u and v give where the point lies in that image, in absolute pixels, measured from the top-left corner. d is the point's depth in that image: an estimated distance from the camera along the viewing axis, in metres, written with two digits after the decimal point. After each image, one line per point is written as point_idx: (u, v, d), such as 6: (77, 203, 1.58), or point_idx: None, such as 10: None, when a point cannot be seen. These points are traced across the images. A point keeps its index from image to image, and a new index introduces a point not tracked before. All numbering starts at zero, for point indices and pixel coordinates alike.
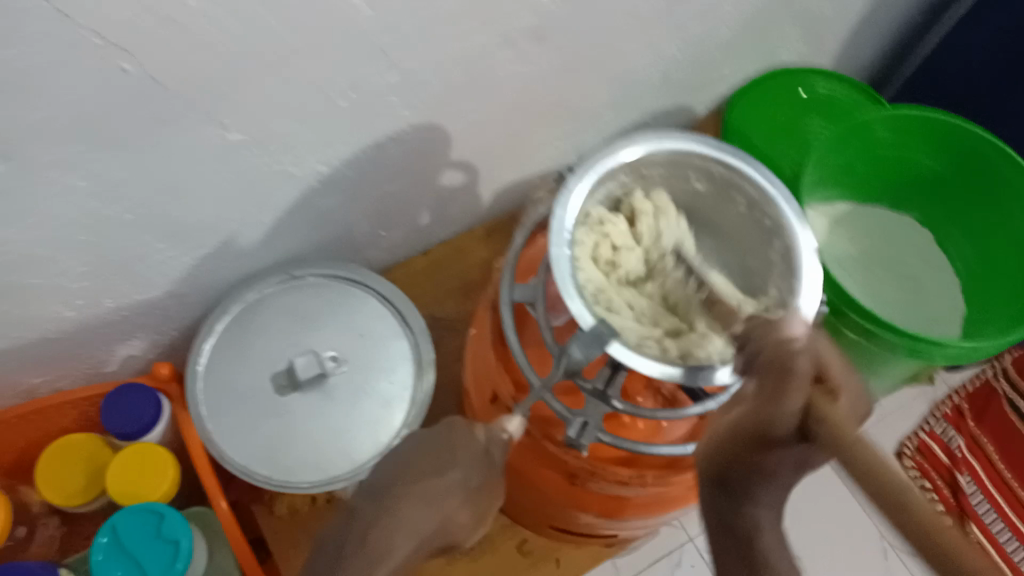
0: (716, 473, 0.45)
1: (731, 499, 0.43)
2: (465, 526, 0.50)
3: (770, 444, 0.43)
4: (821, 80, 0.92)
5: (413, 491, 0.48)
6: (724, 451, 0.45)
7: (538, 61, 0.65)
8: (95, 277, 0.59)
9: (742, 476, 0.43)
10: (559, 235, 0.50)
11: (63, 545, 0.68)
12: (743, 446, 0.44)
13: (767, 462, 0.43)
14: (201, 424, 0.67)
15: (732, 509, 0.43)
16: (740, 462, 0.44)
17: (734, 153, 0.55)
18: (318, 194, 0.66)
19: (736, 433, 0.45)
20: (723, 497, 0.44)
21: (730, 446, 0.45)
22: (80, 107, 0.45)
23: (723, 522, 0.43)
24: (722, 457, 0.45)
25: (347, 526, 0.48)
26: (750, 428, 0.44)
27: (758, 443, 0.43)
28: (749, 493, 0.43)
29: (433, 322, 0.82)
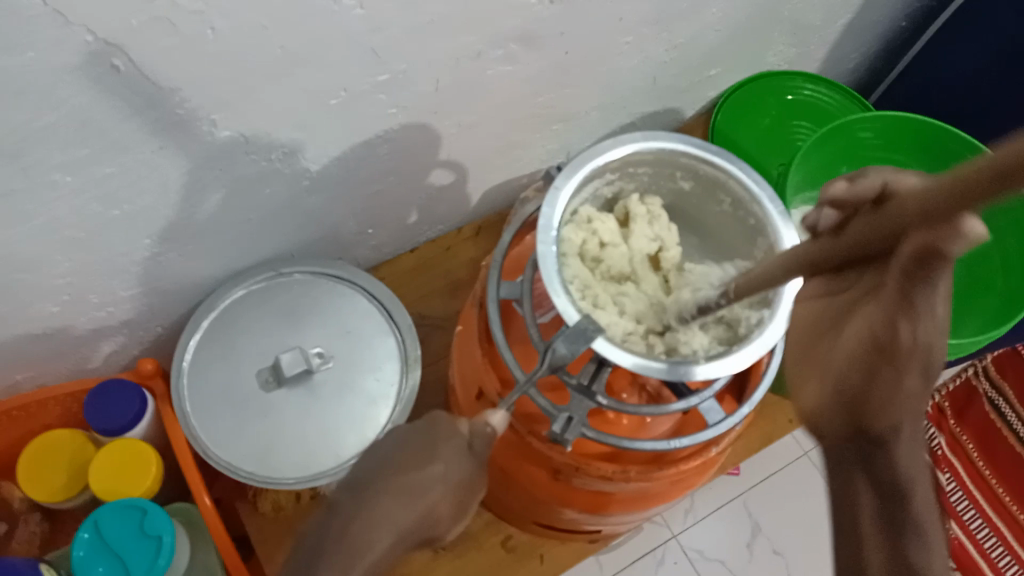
0: (831, 422, 0.42)
1: (847, 452, 0.42)
2: (446, 521, 0.49)
3: (884, 398, 0.41)
4: (807, 83, 0.93)
5: (396, 485, 0.48)
6: (836, 399, 0.43)
7: (527, 62, 0.65)
8: (80, 274, 0.59)
9: (863, 428, 0.41)
10: (545, 232, 0.51)
11: (45, 542, 0.67)
12: (858, 396, 0.42)
13: (889, 415, 0.41)
14: (186, 420, 0.67)
15: (871, 462, 0.41)
16: (866, 412, 0.41)
17: (719, 152, 0.56)
18: (307, 192, 0.66)
19: (848, 375, 0.42)
20: (845, 450, 0.42)
21: (840, 395, 0.42)
22: (68, 104, 0.45)
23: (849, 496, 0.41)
24: (835, 409, 0.42)
25: (329, 521, 0.48)
26: (860, 374, 0.42)
27: (879, 391, 0.41)
28: (878, 447, 0.41)
29: (420, 320, 0.82)
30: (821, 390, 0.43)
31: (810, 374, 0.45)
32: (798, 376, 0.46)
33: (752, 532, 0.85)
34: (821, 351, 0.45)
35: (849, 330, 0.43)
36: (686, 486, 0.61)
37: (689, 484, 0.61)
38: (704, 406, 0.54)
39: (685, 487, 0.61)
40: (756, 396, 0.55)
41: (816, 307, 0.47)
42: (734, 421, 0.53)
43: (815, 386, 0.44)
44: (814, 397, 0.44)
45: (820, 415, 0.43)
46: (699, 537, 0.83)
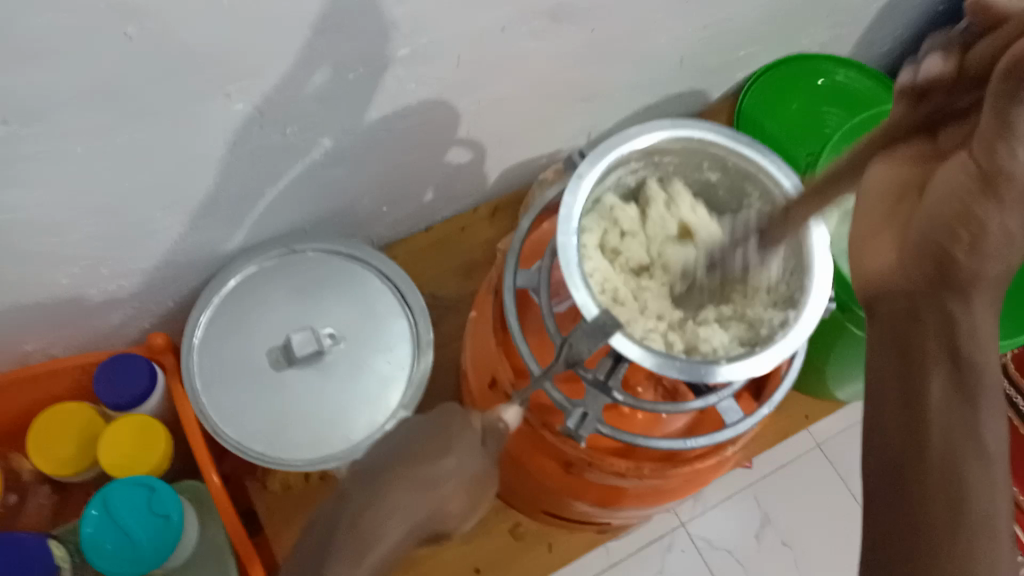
0: (919, 285, 0.39)
1: (908, 322, 0.39)
2: (458, 516, 0.49)
3: (964, 263, 0.38)
4: (840, 68, 0.90)
5: (406, 474, 0.48)
6: (908, 262, 0.40)
7: (552, 40, 0.63)
8: (93, 244, 0.58)
9: (941, 288, 0.38)
10: (566, 222, 0.49)
11: (55, 512, 0.67)
12: (937, 245, 0.38)
13: (982, 271, 0.38)
14: (196, 397, 0.66)
15: (924, 355, 0.38)
16: (953, 276, 0.38)
17: (750, 143, 0.54)
18: (323, 167, 0.64)
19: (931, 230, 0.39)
20: (905, 326, 0.39)
21: (913, 254, 0.40)
22: (81, 71, 0.44)
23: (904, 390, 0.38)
24: (914, 277, 0.39)
25: (339, 509, 0.48)
26: (941, 233, 0.38)
27: (963, 241, 0.37)
28: (951, 310, 0.38)
29: (433, 301, 0.81)
30: (919, 234, 0.39)
31: (881, 228, 0.43)
32: (866, 232, 0.44)
33: (763, 522, 0.83)
34: (909, 206, 0.42)
35: (943, 176, 0.39)
36: (699, 484, 0.60)
37: (702, 482, 0.60)
38: (722, 405, 0.53)
39: (698, 485, 0.60)
40: (775, 398, 0.53)
41: (892, 172, 0.43)
42: (753, 422, 0.52)
43: (892, 254, 0.41)
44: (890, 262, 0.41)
45: (901, 267, 0.40)
46: (708, 526, 0.82)
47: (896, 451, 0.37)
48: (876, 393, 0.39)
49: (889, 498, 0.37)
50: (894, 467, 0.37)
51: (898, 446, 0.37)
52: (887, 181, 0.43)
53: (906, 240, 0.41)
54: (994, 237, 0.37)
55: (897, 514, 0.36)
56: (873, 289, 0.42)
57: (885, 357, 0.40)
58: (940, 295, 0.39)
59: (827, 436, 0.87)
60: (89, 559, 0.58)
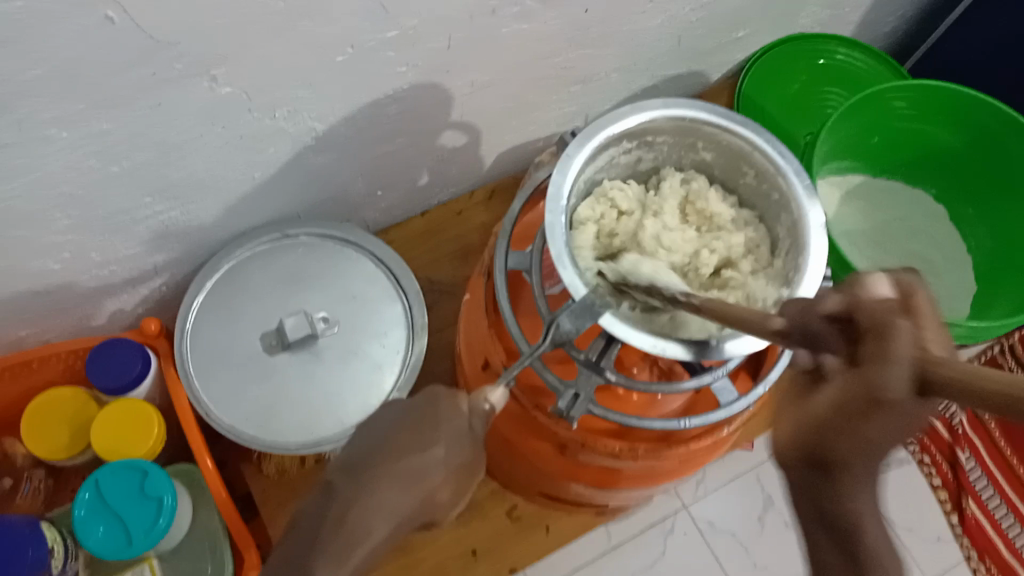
0: (791, 471, 0.32)
1: (815, 502, 0.32)
2: (446, 505, 0.48)
3: (863, 429, 0.28)
4: (840, 47, 0.89)
5: (393, 465, 0.46)
6: (802, 441, 0.31)
7: (545, 20, 0.62)
8: (81, 231, 0.58)
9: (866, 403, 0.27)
10: (555, 201, 0.48)
11: (48, 500, 0.67)
12: (818, 445, 0.30)
13: (851, 460, 0.30)
14: (189, 381, 0.66)
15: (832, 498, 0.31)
16: (837, 445, 0.29)
17: (744, 122, 0.53)
18: (312, 152, 0.64)
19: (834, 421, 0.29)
20: (815, 489, 0.31)
21: (838, 409, 0.28)
22: (54, 56, 0.43)
23: (818, 501, 0.31)
24: (789, 453, 0.31)
25: (327, 499, 0.47)
26: (826, 410, 0.29)
27: (849, 440, 0.29)
28: (841, 490, 0.31)
29: (429, 286, 0.81)
30: (782, 441, 0.32)
31: (781, 415, 0.32)
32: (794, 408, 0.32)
33: (765, 505, 0.82)
34: (798, 404, 0.31)
35: (815, 404, 0.29)
36: (695, 465, 0.60)
37: (699, 462, 0.60)
38: (717, 385, 0.52)
39: (695, 466, 0.60)
40: (771, 376, 0.53)
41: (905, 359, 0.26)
42: (748, 402, 0.52)
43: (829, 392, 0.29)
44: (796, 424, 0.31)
45: (785, 468, 0.32)
46: (711, 509, 0.81)
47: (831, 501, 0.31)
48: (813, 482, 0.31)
49: (810, 517, 0.32)
50: (826, 516, 0.32)
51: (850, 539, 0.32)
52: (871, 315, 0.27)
53: (790, 426, 0.31)
54: (879, 427, 0.27)
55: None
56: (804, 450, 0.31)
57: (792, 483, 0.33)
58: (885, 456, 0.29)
59: None
60: (80, 542, 0.58)
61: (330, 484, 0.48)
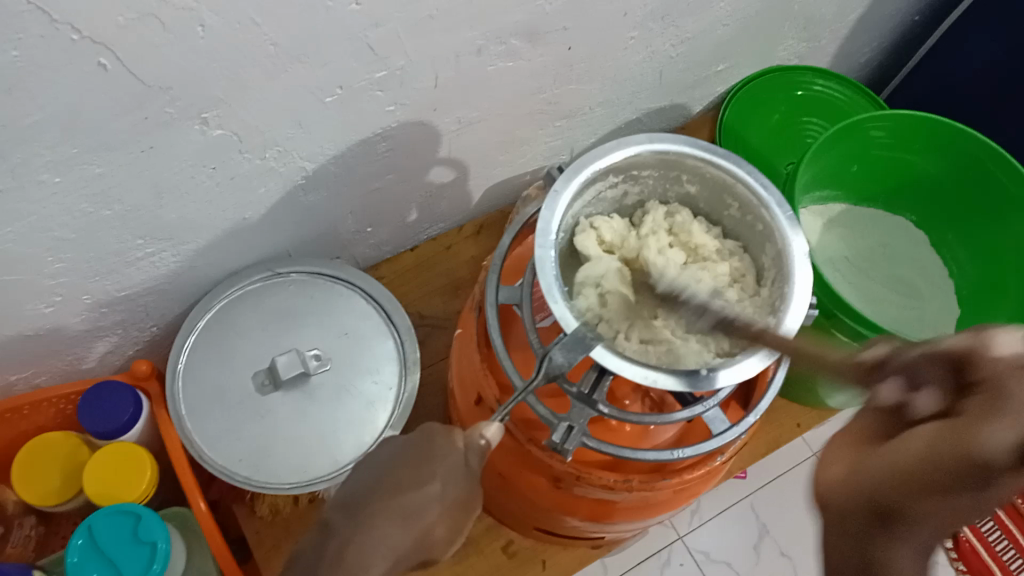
0: (844, 518, 0.33)
1: (864, 561, 0.32)
2: (443, 543, 0.48)
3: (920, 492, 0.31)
4: (818, 78, 0.91)
5: (388, 505, 0.47)
6: (865, 486, 0.33)
7: (530, 57, 0.63)
8: (73, 274, 0.58)
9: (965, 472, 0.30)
10: (544, 236, 0.49)
11: (40, 544, 0.66)
12: (876, 494, 0.32)
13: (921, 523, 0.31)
14: (181, 423, 0.65)
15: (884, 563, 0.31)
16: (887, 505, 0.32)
17: (726, 155, 0.54)
18: (303, 191, 0.65)
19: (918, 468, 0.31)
20: (865, 536, 0.32)
21: (931, 458, 0.31)
22: (48, 102, 0.44)
23: (846, 554, 0.32)
24: (850, 501, 0.33)
25: (325, 540, 0.48)
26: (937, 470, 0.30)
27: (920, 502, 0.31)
28: (895, 554, 0.31)
29: (419, 321, 0.81)
30: (837, 473, 0.34)
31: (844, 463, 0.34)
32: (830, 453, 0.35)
33: (760, 534, 0.83)
34: (870, 448, 0.34)
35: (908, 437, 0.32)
36: (690, 495, 0.60)
37: (693, 492, 0.60)
38: (708, 415, 0.52)
39: (689, 496, 0.60)
40: (761, 406, 0.53)
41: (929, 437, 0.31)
42: (739, 431, 0.52)
43: (842, 467, 0.34)
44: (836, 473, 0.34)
45: (835, 515, 0.33)
46: (706, 539, 0.82)
47: (832, 566, 0.33)
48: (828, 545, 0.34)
49: None
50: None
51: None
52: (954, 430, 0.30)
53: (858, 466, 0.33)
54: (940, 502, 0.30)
55: None
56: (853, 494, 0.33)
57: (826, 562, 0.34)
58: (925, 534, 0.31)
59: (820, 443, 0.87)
60: None
61: (329, 523, 0.48)
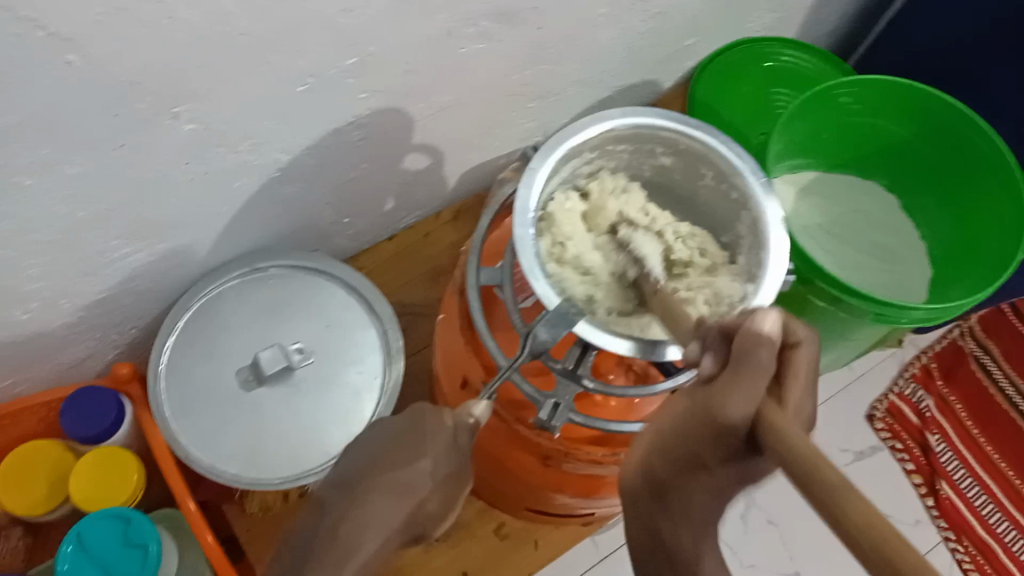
0: (637, 501, 0.39)
1: (648, 528, 0.38)
2: (435, 519, 0.46)
3: (686, 441, 0.36)
4: (786, 49, 0.91)
5: (380, 483, 0.46)
6: (659, 451, 0.38)
7: (500, 38, 0.63)
8: (50, 278, 0.57)
9: (704, 427, 0.35)
10: (523, 215, 0.49)
11: (29, 555, 0.66)
12: (661, 469, 0.38)
13: (691, 494, 0.37)
14: (167, 424, 0.65)
15: (671, 524, 0.37)
16: (671, 473, 0.37)
17: (699, 125, 0.54)
18: (278, 184, 0.64)
19: (681, 440, 0.37)
20: (653, 518, 0.38)
21: (698, 420, 0.36)
22: (17, 102, 0.43)
23: (652, 531, 0.38)
24: (632, 487, 0.39)
25: (319, 517, 0.47)
26: (701, 434, 0.36)
27: (689, 477, 0.37)
28: (676, 528, 0.37)
29: (402, 310, 0.81)
30: (632, 458, 0.40)
31: (635, 459, 0.40)
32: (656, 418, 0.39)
33: None
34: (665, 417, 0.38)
35: (672, 408, 0.38)
36: None
37: None
38: None
39: None
40: None
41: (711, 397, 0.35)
42: None
43: (636, 450, 0.40)
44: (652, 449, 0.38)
45: (628, 501, 0.39)
46: None
47: (661, 521, 0.38)
48: (637, 513, 0.39)
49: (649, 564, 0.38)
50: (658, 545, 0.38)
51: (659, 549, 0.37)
52: (727, 393, 0.34)
53: (634, 455, 0.40)
54: (712, 460, 0.36)
55: None
56: (651, 478, 0.38)
57: (632, 512, 0.39)
58: (721, 482, 0.36)
59: None
60: None
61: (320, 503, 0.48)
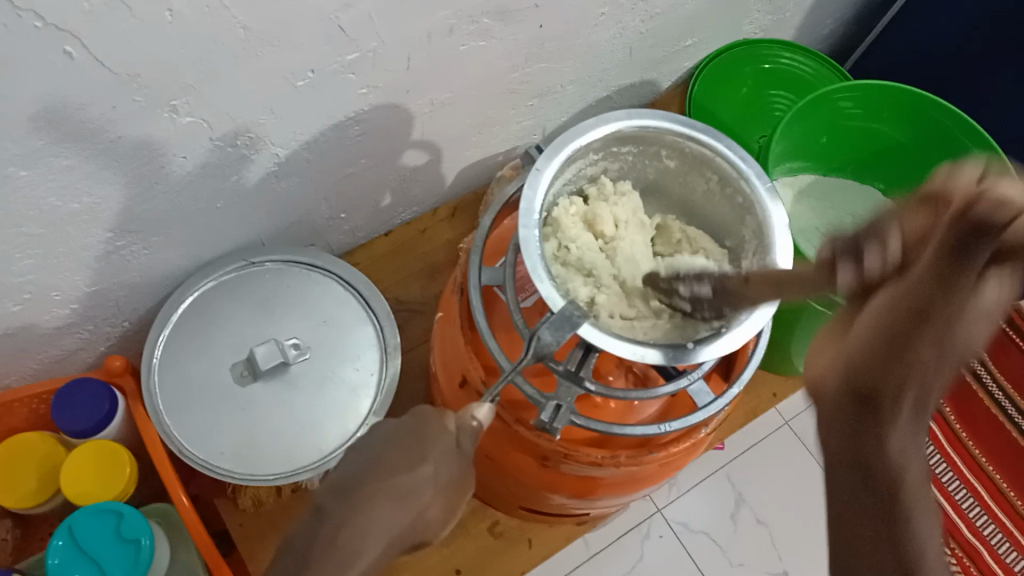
0: (833, 407, 0.32)
1: (847, 439, 0.31)
2: (437, 526, 0.47)
3: (918, 358, 0.31)
4: (785, 52, 0.91)
5: (383, 489, 0.46)
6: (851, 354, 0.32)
7: (502, 35, 0.63)
8: (41, 271, 0.56)
9: (932, 294, 0.30)
10: (527, 216, 0.49)
11: (18, 550, 0.65)
12: (868, 371, 0.31)
13: (905, 386, 0.31)
14: (160, 418, 0.64)
15: (876, 450, 0.31)
16: (882, 376, 0.31)
17: (705, 129, 0.54)
18: (275, 178, 0.63)
19: (881, 329, 0.31)
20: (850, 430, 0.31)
21: (898, 304, 0.31)
22: (15, 92, 0.42)
23: (850, 447, 0.31)
24: (830, 383, 0.33)
25: (318, 526, 0.46)
26: (895, 319, 0.31)
27: (904, 363, 0.31)
28: (905, 448, 0.31)
29: (397, 306, 0.80)
30: (828, 362, 0.33)
31: (826, 341, 0.34)
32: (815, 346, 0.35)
33: (737, 503, 0.83)
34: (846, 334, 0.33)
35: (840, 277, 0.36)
36: (674, 468, 0.60)
37: (678, 465, 0.60)
38: (694, 388, 0.53)
39: (674, 468, 0.60)
40: (745, 377, 0.54)
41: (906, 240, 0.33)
42: (725, 403, 0.53)
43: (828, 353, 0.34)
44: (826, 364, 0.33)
45: (827, 404, 0.32)
46: (684, 510, 0.82)
47: (874, 451, 0.31)
48: (858, 435, 0.31)
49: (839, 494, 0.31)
50: (855, 470, 0.31)
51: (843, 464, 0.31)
52: (913, 228, 0.32)
53: (841, 345, 0.33)
54: (928, 347, 0.31)
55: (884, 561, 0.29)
56: (814, 388, 0.34)
57: (833, 438, 0.32)
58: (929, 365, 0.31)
59: (795, 412, 0.87)
60: None
61: (319, 508, 0.47)
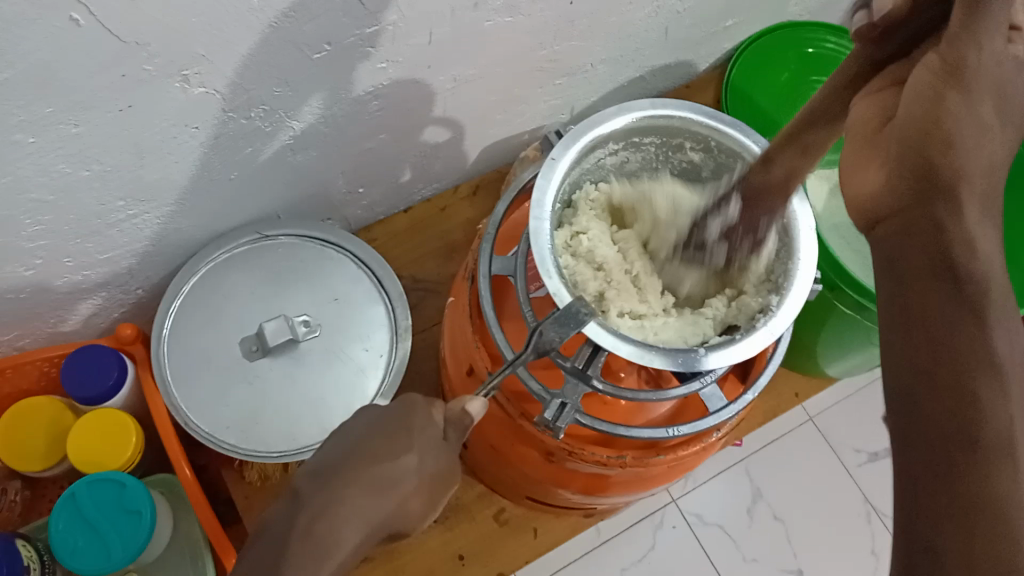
0: (894, 211, 0.32)
1: (925, 268, 0.31)
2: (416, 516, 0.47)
3: (953, 131, 0.31)
4: (830, 36, 0.86)
5: (361, 476, 0.45)
6: (898, 171, 0.32)
7: (530, 12, 0.60)
8: (52, 236, 0.56)
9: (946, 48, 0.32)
10: (539, 208, 0.47)
11: (25, 510, 0.66)
12: (928, 167, 0.31)
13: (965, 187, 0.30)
14: (167, 390, 0.64)
15: (954, 236, 0.30)
16: (932, 159, 0.31)
17: (732, 123, 0.52)
18: (291, 151, 0.62)
19: (914, 122, 0.32)
20: (922, 304, 0.31)
21: (923, 107, 0.32)
22: (23, 58, 0.41)
23: (937, 343, 0.30)
24: (891, 197, 0.33)
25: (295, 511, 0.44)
26: (925, 104, 0.32)
27: (941, 143, 0.31)
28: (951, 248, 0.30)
29: (412, 285, 0.79)
30: (878, 177, 0.33)
31: (870, 159, 0.34)
32: (855, 168, 0.35)
33: (753, 498, 0.80)
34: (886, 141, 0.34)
35: (908, 93, 0.33)
36: (684, 469, 0.59)
37: (688, 466, 0.58)
38: (706, 391, 0.51)
39: (684, 469, 0.59)
40: (760, 383, 0.51)
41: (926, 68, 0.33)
42: (738, 409, 0.50)
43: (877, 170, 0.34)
44: (878, 180, 0.33)
45: (886, 217, 0.33)
46: (698, 502, 0.79)
47: (921, 355, 0.30)
48: (918, 369, 0.30)
49: (910, 464, 0.30)
50: (927, 423, 0.30)
51: (939, 368, 0.30)
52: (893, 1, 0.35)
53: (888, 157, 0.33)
54: (967, 117, 0.31)
55: (976, 493, 0.28)
56: (869, 212, 0.34)
57: (905, 258, 0.31)
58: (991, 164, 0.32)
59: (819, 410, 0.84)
60: (57, 555, 0.56)
61: (297, 492, 0.46)
